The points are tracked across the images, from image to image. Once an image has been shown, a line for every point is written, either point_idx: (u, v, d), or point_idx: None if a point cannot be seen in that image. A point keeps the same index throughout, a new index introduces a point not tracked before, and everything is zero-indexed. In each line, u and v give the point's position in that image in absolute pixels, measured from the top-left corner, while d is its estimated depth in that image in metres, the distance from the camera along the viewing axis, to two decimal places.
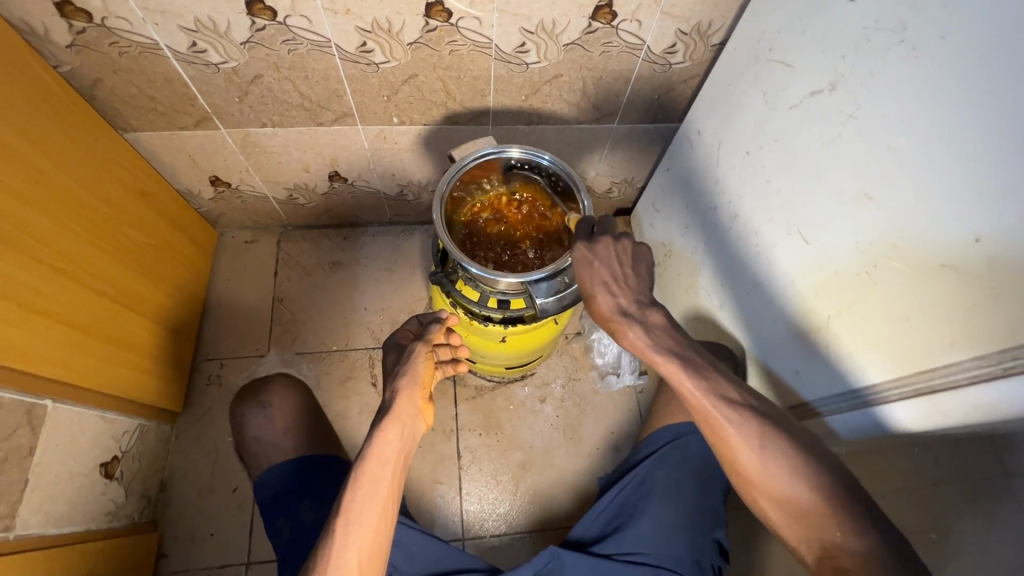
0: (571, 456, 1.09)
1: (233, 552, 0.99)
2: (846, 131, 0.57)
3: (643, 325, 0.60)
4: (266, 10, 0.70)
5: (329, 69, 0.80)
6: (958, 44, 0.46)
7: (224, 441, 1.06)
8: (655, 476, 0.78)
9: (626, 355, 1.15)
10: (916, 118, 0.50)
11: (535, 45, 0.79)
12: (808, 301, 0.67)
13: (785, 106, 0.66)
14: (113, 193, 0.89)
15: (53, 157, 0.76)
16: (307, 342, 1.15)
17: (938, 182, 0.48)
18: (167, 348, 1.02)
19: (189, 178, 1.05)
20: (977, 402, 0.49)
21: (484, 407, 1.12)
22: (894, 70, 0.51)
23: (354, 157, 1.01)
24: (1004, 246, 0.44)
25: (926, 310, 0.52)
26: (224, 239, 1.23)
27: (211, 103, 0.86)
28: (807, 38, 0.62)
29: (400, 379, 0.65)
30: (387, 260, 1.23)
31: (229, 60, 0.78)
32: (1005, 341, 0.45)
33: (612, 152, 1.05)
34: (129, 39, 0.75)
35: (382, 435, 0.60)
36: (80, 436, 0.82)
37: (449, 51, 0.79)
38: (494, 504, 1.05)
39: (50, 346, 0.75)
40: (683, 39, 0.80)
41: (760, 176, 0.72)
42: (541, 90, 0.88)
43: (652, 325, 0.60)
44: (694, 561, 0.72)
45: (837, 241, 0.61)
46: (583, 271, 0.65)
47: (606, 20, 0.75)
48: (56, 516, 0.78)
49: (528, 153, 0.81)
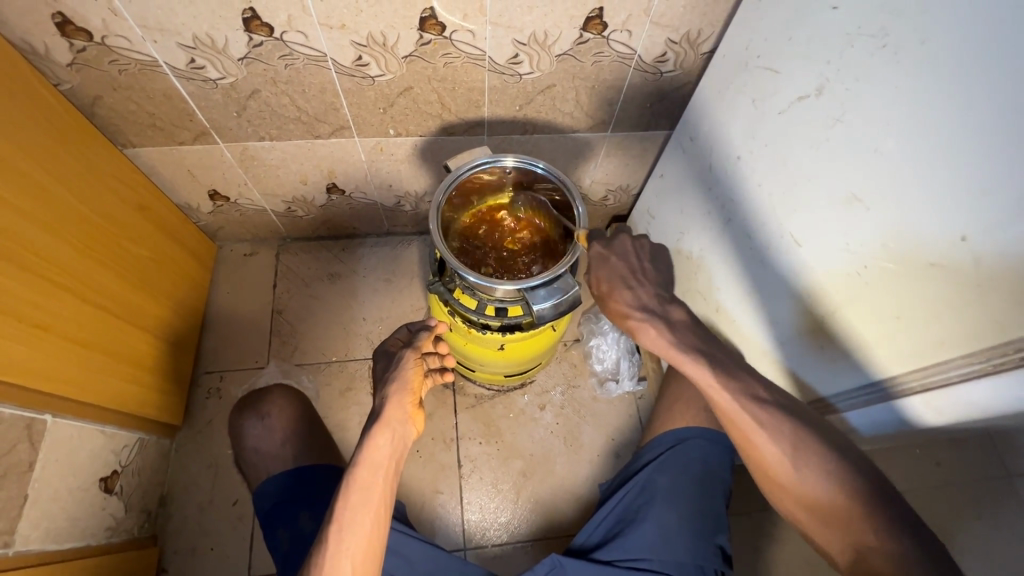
0: (572, 463, 1.09)
1: (233, 567, 0.98)
2: (834, 134, 0.58)
3: (663, 320, 0.64)
4: (263, 27, 0.72)
5: (326, 82, 0.81)
6: (938, 47, 0.47)
7: (224, 454, 1.06)
8: (658, 481, 0.78)
9: (624, 361, 1.16)
10: (900, 121, 0.51)
11: (527, 56, 0.80)
12: (802, 301, 0.67)
13: (775, 111, 0.67)
14: (114, 209, 0.90)
15: (54, 174, 0.77)
16: (306, 352, 1.15)
17: (925, 182, 0.49)
18: (166, 361, 1.02)
19: (189, 193, 1.06)
20: (968, 399, 0.51)
21: (484, 416, 1.12)
22: (880, 73, 0.52)
23: (351, 170, 1.02)
24: (988, 243, 0.45)
25: (916, 310, 0.52)
26: (223, 252, 1.24)
27: (209, 119, 0.87)
28: (793, 45, 0.63)
29: (389, 386, 0.66)
30: (385, 271, 1.24)
31: (227, 76, 0.79)
32: (993, 338, 0.46)
33: (608, 160, 1.06)
34: (129, 57, 0.76)
35: (373, 442, 0.60)
36: (80, 450, 0.82)
37: (444, 63, 0.80)
38: (495, 513, 1.04)
39: (50, 361, 0.75)
40: (673, 48, 0.81)
41: (751, 181, 0.73)
42: (534, 100, 0.89)
43: (673, 320, 0.65)
44: (697, 566, 0.72)
45: (827, 243, 0.61)
46: (599, 268, 0.71)
47: (597, 30, 0.77)
48: (55, 531, 0.78)
49: (524, 162, 0.82)
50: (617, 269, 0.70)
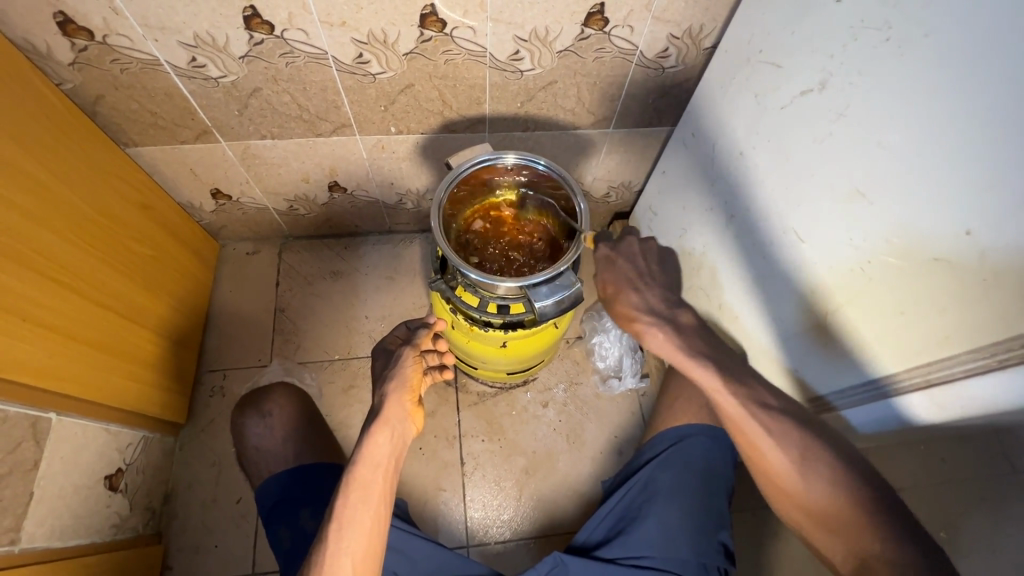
0: (574, 461, 1.09)
1: (236, 564, 0.99)
2: (837, 128, 0.58)
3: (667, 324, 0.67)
4: (263, 25, 0.72)
5: (327, 80, 0.81)
6: (943, 41, 0.46)
7: (227, 452, 1.07)
8: (659, 478, 0.78)
9: (626, 359, 1.15)
10: (904, 115, 0.50)
11: (529, 53, 0.80)
12: (805, 297, 0.67)
13: (778, 106, 0.67)
14: (117, 207, 0.90)
15: (57, 174, 0.78)
16: (309, 350, 1.16)
17: (928, 176, 0.49)
18: (169, 360, 1.03)
19: (191, 192, 1.06)
20: (972, 395, 0.50)
21: (486, 413, 1.12)
22: (883, 65, 0.52)
23: (353, 168, 1.02)
24: (993, 238, 0.44)
25: (920, 305, 0.52)
26: (226, 251, 1.25)
27: (211, 117, 0.87)
28: (796, 39, 0.63)
29: (388, 383, 0.66)
30: (387, 268, 1.24)
31: (228, 74, 0.79)
32: (997, 334, 0.46)
33: (609, 157, 1.06)
34: (130, 56, 0.76)
35: (372, 440, 0.61)
36: (86, 447, 0.83)
37: (444, 60, 0.80)
38: (498, 510, 1.04)
39: (54, 359, 0.75)
40: (675, 43, 0.80)
41: (754, 175, 0.73)
42: (536, 97, 0.89)
43: (678, 323, 0.68)
44: (699, 563, 0.72)
45: (830, 238, 0.61)
46: (607, 271, 0.75)
47: (598, 26, 0.76)
48: (61, 528, 0.78)
49: (524, 158, 0.82)
50: (624, 271, 0.74)
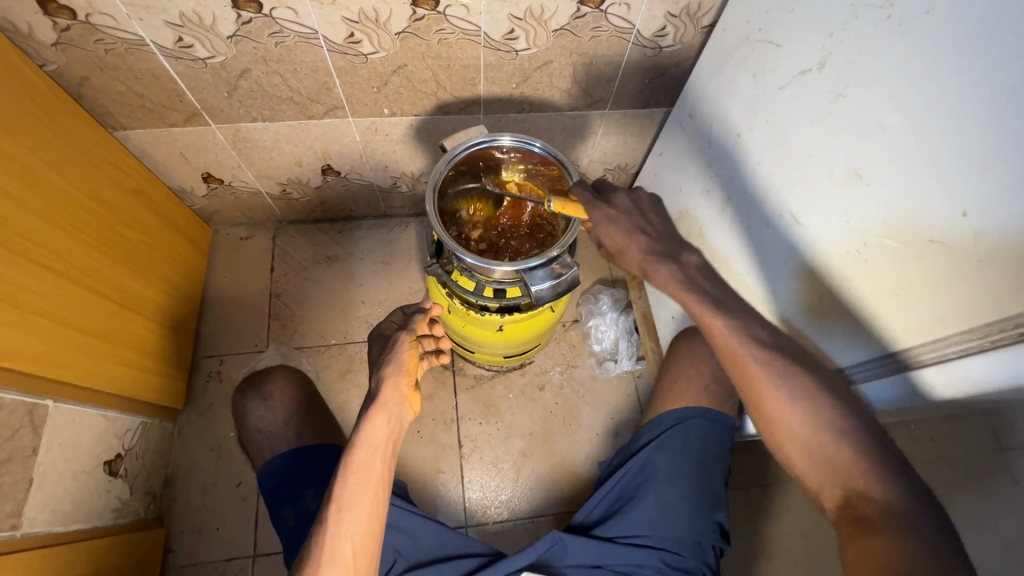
0: (572, 442, 1.10)
1: (238, 545, 1.00)
2: (835, 109, 0.57)
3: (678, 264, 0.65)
4: (251, 3, 0.69)
5: (318, 61, 0.80)
6: (943, 18, 0.46)
7: (227, 436, 1.07)
8: (657, 459, 0.79)
9: (623, 342, 1.17)
10: (905, 92, 0.50)
11: (524, 32, 0.78)
12: (801, 278, 0.67)
13: (776, 86, 0.66)
14: (108, 193, 0.89)
15: (44, 158, 0.76)
16: (307, 336, 1.16)
17: (926, 156, 0.49)
18: (165, 346, 1.02)
19: (182, 176, 1.04)
20: (966, 375, 0.51)
21: (484, 396, 1.12)
22: (883, 44, 0.51)
23: (346, 150, 1.01)
24: (988, 220, 0.45)
25: (915, 287, 0.52)
26: (219, 236, 1.23)
27: (199, 99, 0.86)
28: (795, 18, 0.62)
29: (386, 367, 0.66)
30: (383, 253, 1.23)
31: (217, 54, 0.77)
32: (990, 314, 0.46)
33: (605, 138, 1.05)
34: (114, 36, 0.74)
35: (371, 423, 0.61)
36: (83, 435, 0.83)
37: (438, 40, 0.78)
38: (496, 491, 1.06)
39: (47, 347, 0.75)
40: (672, 21, 0.79)
41: (751, 157, 0.72)
42: (531, 77, 0.87)
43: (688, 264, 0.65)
44: (695, 541, 0.74)
45: (827, 220, 0.61)
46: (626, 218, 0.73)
47: (595, 4, 0.74)
48: (62, 513, 0.79)
49: (520, 140, 0.81)
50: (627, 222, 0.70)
